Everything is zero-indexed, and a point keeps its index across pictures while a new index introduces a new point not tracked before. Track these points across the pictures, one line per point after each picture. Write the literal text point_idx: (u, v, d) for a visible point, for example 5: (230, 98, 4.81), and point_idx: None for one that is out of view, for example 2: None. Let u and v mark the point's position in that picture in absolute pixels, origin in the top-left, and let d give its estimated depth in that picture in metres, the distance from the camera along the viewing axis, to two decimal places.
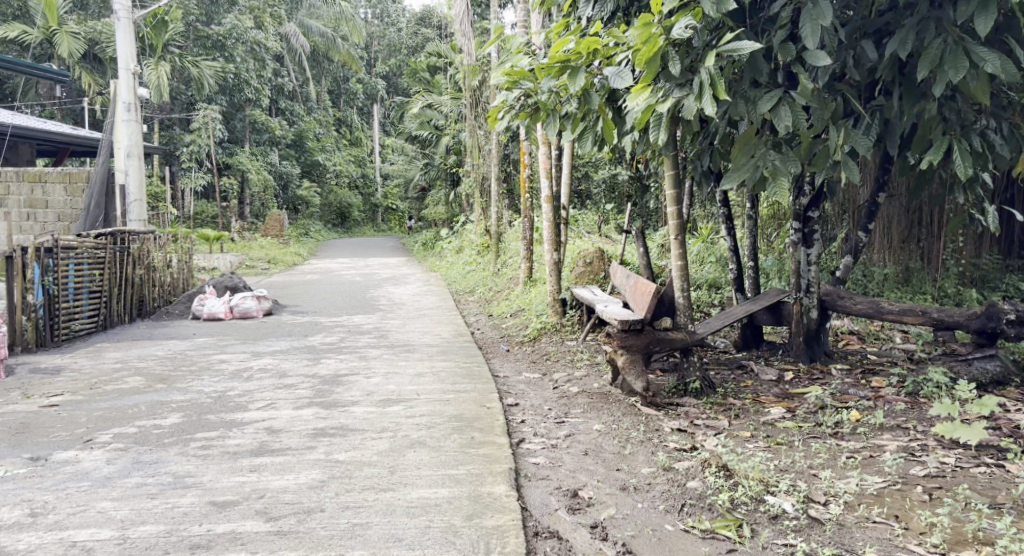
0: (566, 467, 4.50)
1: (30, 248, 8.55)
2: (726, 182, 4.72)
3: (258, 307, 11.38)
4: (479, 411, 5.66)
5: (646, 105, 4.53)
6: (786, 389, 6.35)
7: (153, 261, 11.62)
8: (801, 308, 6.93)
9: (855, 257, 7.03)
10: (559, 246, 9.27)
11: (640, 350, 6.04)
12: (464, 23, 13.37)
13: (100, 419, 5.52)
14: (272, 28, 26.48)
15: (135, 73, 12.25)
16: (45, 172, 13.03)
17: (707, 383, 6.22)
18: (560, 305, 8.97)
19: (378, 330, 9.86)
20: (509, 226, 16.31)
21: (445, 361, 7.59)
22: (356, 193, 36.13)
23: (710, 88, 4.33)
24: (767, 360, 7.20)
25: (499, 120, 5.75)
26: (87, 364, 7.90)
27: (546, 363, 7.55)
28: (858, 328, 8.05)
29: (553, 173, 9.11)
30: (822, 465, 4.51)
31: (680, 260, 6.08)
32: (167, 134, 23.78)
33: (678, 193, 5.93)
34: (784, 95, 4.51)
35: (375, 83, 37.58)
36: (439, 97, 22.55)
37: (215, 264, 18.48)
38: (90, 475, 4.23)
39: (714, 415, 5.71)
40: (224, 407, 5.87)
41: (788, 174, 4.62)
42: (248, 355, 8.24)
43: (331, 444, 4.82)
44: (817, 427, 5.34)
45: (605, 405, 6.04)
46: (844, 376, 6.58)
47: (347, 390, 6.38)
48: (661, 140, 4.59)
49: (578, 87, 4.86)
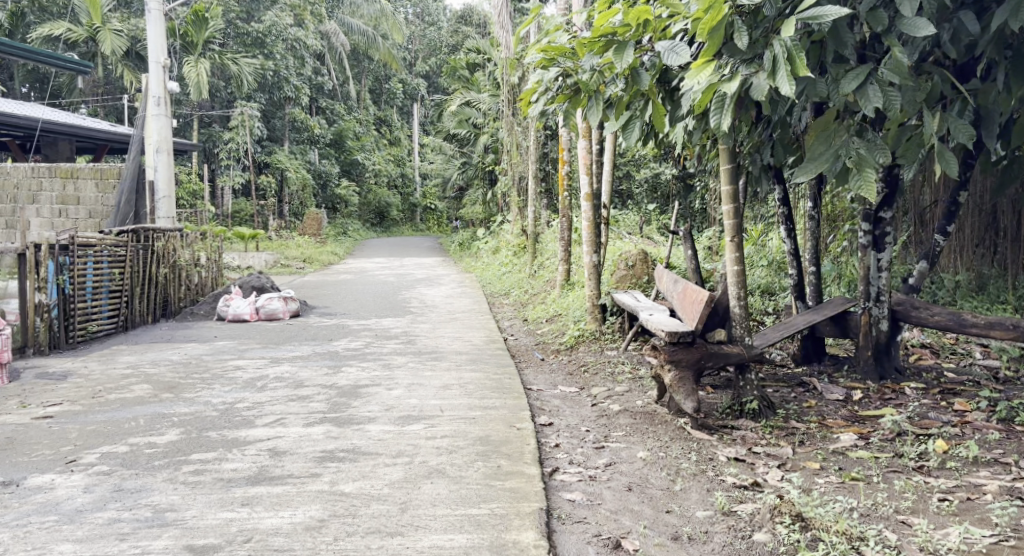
0: (606, 507, 3.89)
1: (45, 245, 8.07)
2: (800, 177, 4.06)
3: (285, 309, 10.88)
4: (508, 432, 5.04)
5: (707, 84, 3.82)
6: (856, 412, 5.64)
7: (179, 259, 11.18)
8: (869, 319, 6.24)
9: (932, 263, 6.29)
10: (599, 248, 8.60)
11: (690, 366, 5.37)
12: (503, 15, 12.54)
13: (92, 434, 5.03)
14: (313, 26, 26.17)
15: (165, 66, 11.82)
16: (78, 168, 12.62)
17: (766, 404, 5.53)
18: (599, 311, 8.30)
19: (406, 334, 9.29)
20: (547, 226, 15.61)
21: (474, 371, 6.99)
22: (395, 192, 35.70)
23: (786, 63, 3.63)
24: (831, 377, 6.48)
25: (533, 104, 5.14)
26: (96, 369, 7.42)
27: (584, 376, 6.88)
28: (931, 341, 7.29)
29: (594, 170, 8.41)
30: (911, 510, 3.81)
31: (736, 265, 5.38)
32: (206, 131, 23.39)
33: (734, 188, 5.32)
34: (872, 72, 3.79)
35: (416, 83, 37.13)
36: (477, 95, 22.02)
37: (249, 263, 18.09)
38: (60, 506, 3.71)
39: (775, 441, 5.04)
40: (228, 423, 5.32)
41: (875, 165, 3.93)
42: (265, 361, 7.71)
43: (338, 471, 4.24)
44: (897, 459, 4.62)
45: (651, 427, 5.40)
46: (920, 397, 5.85)
47: (365, 404, 5.80)
48: (723, 127, 3.88)
49: (626, 66, 4.22)
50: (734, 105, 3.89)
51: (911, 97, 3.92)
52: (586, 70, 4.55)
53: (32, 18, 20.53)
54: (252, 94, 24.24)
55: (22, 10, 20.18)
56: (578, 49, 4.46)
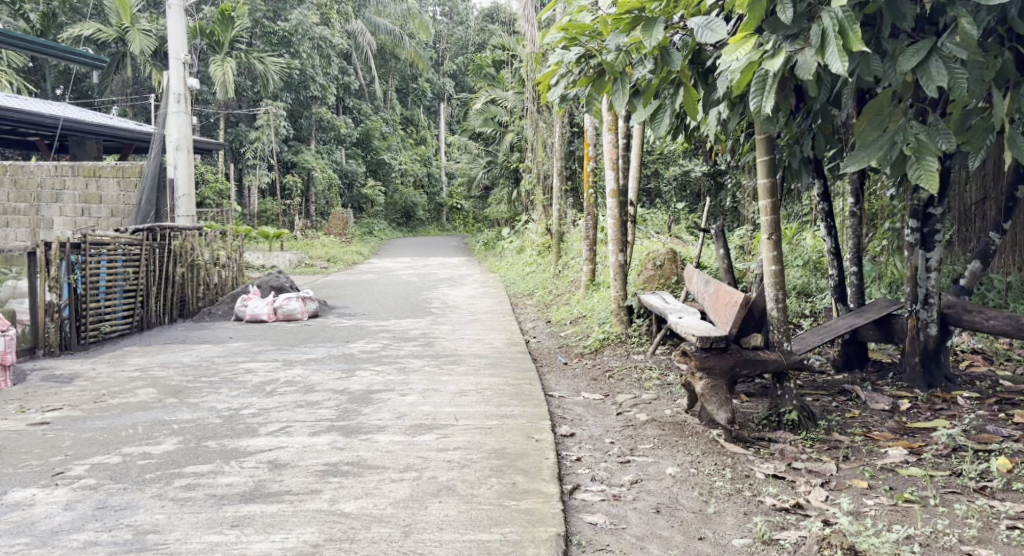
0: (631, 532, 3.56)
1: (55, 244, 7.81)
2: (850, 167, 3.67)
3: (303, 309, 10.59)
4: (525, 445, 4.67)
5: (746, 61, 3.45)
6: (904, 423, 5.21)
7: (197, 258, 10.93)
8: (916, 323, 5.80)
9: (985, 262, 5.84)
10: (626, 247, 8.19)
11: (724, 374, 4.97)
12: (529, 7, 12.04)
13: (86, 442, 4.73)
14: (339, 24, 25.94)
15: (185, 62, 11.56)
16: (100, 166, 12.42)
17: (807, 415, 5.11)
18: (625, 313, 7.89)
19: (425, 336, 8.95)
20: (573, 225, 15.17)
21: (492, 377, 6.63)
22: (422, 192, 35.39)
23: (838, 38, 3.26)
24: (874, 385, 6.03)
25: (553, 88, 4.77)
26: (105, 370, 7.12)
27: (608, 383, 6.49)
28: (983, 347, 6.85)
29: (620, 165, 8.01)
30: (977, 539, 3.45)
31: (774, 264, 4.97)
32: (233, 131, 23.23)
33: (772, 182, 4.94)
34: (934, 48, 3.41)
35: (443, 82, 36.86)
36: (503, 93, 21.76)
37: (272, 263, 17.84)
38: (34, 528, 3.43)
39: (818, 456, 4.63)
40: (231, 431, 5.00)
41: (936, 152, 3.55)
42: (278, 364, 7.39)
43: (340, 487, 3.91)
44: (955, 479, 4.22)
45: (680, 439, 4.99)
46: (976, 409, 5.40)
47: (376, 412, 5.47)
48: (763, 110, 3.49)
49: (654, 44, 3.86)
50: (776, 85, 3.51)
51: (979, 76, 3.52)
52: (612, 50, 4.19)
53: (62, 18, 20.42)
54: (278, 93, 24.07)
55: (53, 10, 20.07)
56: (602, 26, 4.10)
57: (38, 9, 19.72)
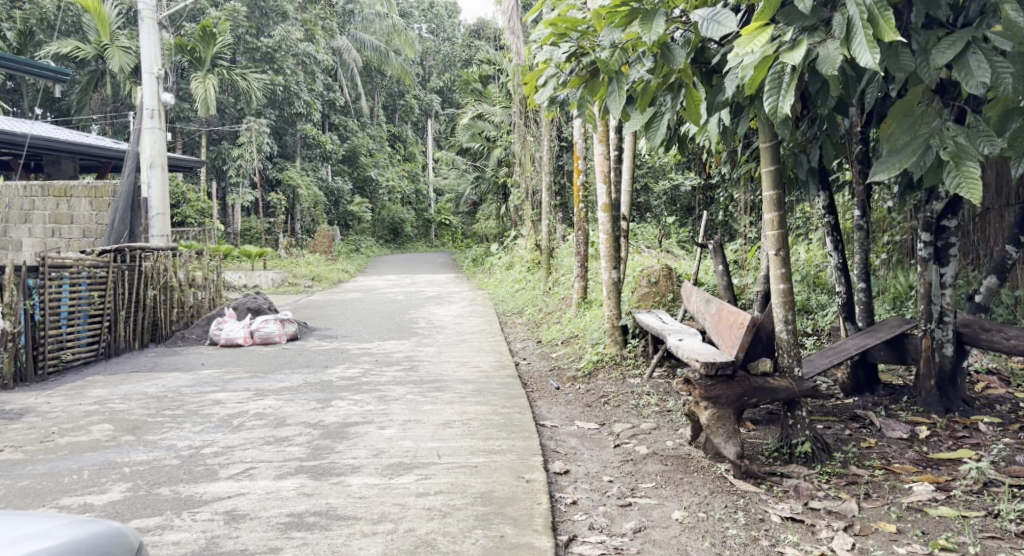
0: None
1: (9, 268, 7.30)
2: (880, 173, 3.44)
3: (281, 332, 10.09)
4: (515, 487, 4.20)
5: (762, 53, 3.08)
6: (925, 453, 4.79)
7: (171, 281, 10.41)
8: (931, 343, 5.36)
9: (1001, 277, 5.42)
10: (619, 263, 7.72)
11: (731, 403, 4.50)
12: (514, 18, 11.60)
13: (22, 491, 4.24)
14: (324, 41, 25.47)
15: (159, 77, 10.96)
16: (71, 186, 11.89)
17: (821, 446, 4.66)
18: (619, 333, 7.46)
19: (409, 360, 8.46)
20: (564, 241, 14.73)
21: (479, 405, 6.16)
22: (409, 208, 35.01)
23: (865, 28, 2.92)
24: (888, 410, 5.59)
25: (541, 89, 4.36)
26: (61, 404, 6.59)
27: (604, 410, 6.04)
28: (997, 366, 6.42)
29: (612, 178, 7.58)
30: None
31: (783, 282, 4.54)
32: (215, 149, 22.72)
33: (778, 194, 4.53)
34: (973, 40, 3.14)
35: (429, 99, 36.48)
36: (490, 108, 21.38)
37: (255, 283, 17.29)
38: None
39: (835, 493, 4.19)
40: (188, 475, 4.51)
41: (976, 156, 3.31)
42: (250, 394, 6.88)
43: (302, 545, 3.45)
44: (992, 519, 3.81)
45: (685, 476, 4.53)
46: (1001, 436, 5.00)
47: (350, 449, 4.99)
48: (781, 110, 3.10)
49: (655, 38, 3.48)
50: (794, 82, 3.15)
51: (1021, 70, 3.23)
52: (606, 48, 3.81)
53: (40, 36, 19.69)
54: (262, 110, 23.58)
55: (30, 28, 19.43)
56: (596, 20, 3.73)
57: (14, 27, 19.16)
